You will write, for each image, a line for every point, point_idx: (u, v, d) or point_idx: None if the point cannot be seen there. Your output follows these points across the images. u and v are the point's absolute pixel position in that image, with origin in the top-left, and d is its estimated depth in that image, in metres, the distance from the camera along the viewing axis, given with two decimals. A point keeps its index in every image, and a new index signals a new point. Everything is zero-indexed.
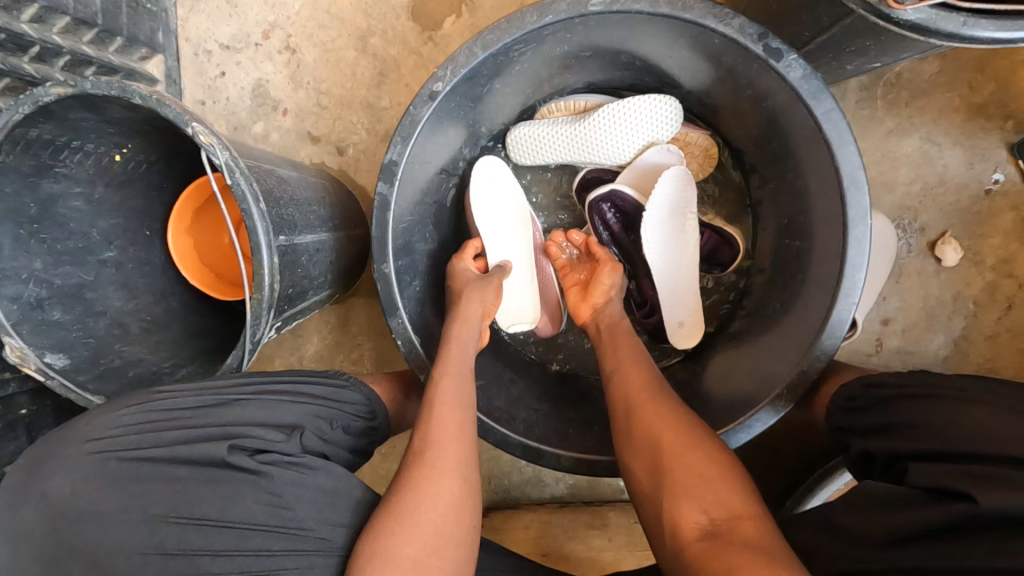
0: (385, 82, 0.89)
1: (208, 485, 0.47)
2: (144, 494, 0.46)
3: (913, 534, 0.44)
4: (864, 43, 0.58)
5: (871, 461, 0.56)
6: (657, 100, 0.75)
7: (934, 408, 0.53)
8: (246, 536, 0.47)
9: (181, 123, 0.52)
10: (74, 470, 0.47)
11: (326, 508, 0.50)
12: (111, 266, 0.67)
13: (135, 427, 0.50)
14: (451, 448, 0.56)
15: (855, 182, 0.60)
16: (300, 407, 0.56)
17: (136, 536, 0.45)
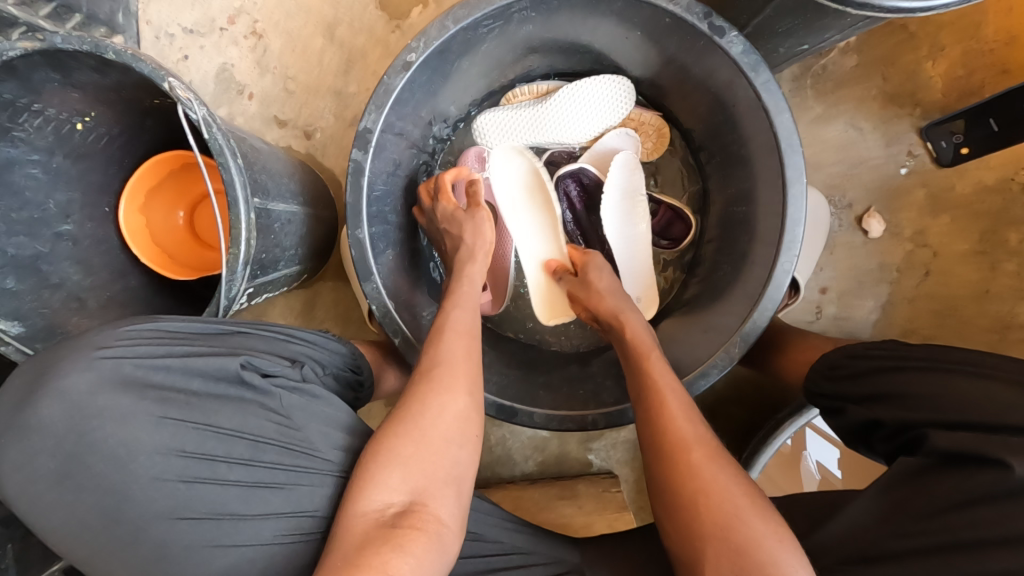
0: (352, 68, 0.90)
1: (224, 401, 0.49)
2: (164, 402, 0.48)
3: (950, 504, 0.43)
4: (793, 22, 0.60)
5: (873, 428, 0.54)
6: (610, 81, 0.76)
7: (922, 377, 0.51)
8: (259, 449, 0.49)
9: (157, 78, 0.52)
10: (91, 372, 0.46)
11: (333, 433, 0.52)
12: (67, 240, 0.68)
13: (143, 338, 0.50)
14: (454, 366, 0.56)
15: (792, 147, 0.61)
16: (301, 346, 0.57)
17: (157, 440, 0.47)
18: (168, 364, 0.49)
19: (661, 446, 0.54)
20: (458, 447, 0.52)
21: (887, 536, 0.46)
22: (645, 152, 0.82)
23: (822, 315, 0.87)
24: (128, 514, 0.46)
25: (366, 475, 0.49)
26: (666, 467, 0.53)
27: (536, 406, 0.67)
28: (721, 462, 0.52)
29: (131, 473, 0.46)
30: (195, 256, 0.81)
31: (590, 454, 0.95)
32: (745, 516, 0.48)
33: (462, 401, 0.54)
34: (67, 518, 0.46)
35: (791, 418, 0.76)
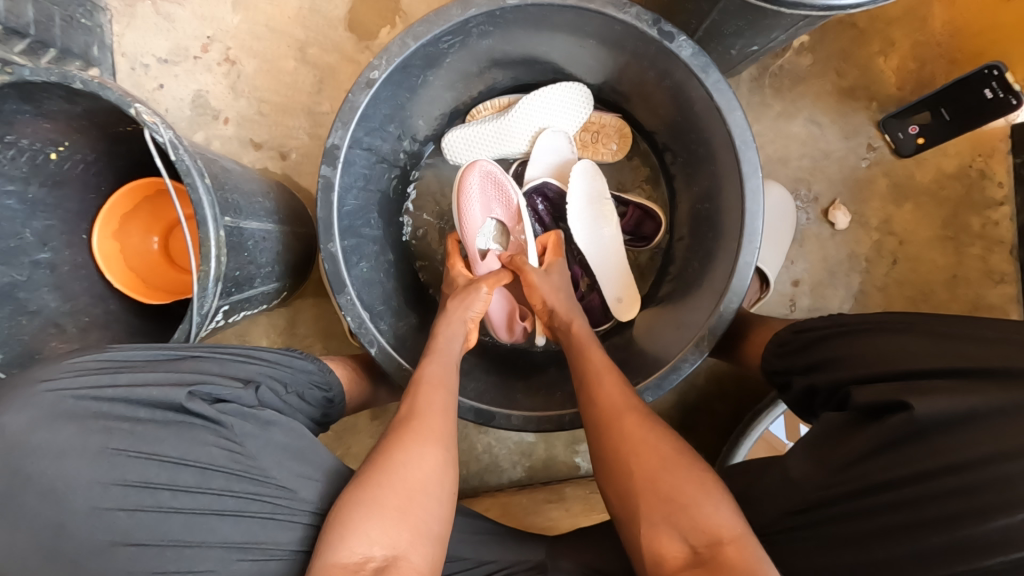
0: (324, 88, 0.92)
1: (170, 428, 0.48)
2: (104, 433, 0.46)
3: (865, 453, 0.47)
4: (738, 24, 0.62)
5: (814, 396, 0.57)
6: (567, 87, 0.78)
7: (852, 341, 0.55)
8: (207, 476, 0.48)
9: (123, 104, 0.53)
10: (29, 407, 0.46)
11: (287, 457, 0.51)
12: (44, 267, 0.69)
13: (88, 370, 0.49)
14: (436, 418, 0.57)
15: (746, 143, 0.63)
16: (257, 368, 0.57)
17: (94, 472, 0.45)
18: (112, 394, 0.48)
19: (603, 421, 0.58)
20: (437, 496, 0.52)
21: (814, 489, 0.49)
22: (611, 152, 0.83)
23: (796, 307, 0.88)
24: (66, 548, 0.44)
25: (341, 524, 0.48)
26: (606, 439, 0.57)
27: (514, 409, 0.68)
28: (656, 427, 0.56)
29: (66, 507, 0.44)
30: (169, 279, 0.82)
31: (578, 457, 0.95)
32: (675, 471, 0.52)
33: (439, 454, 0.54)
34: (2, 557, 0.44)
35: (769, 407, 0.78)
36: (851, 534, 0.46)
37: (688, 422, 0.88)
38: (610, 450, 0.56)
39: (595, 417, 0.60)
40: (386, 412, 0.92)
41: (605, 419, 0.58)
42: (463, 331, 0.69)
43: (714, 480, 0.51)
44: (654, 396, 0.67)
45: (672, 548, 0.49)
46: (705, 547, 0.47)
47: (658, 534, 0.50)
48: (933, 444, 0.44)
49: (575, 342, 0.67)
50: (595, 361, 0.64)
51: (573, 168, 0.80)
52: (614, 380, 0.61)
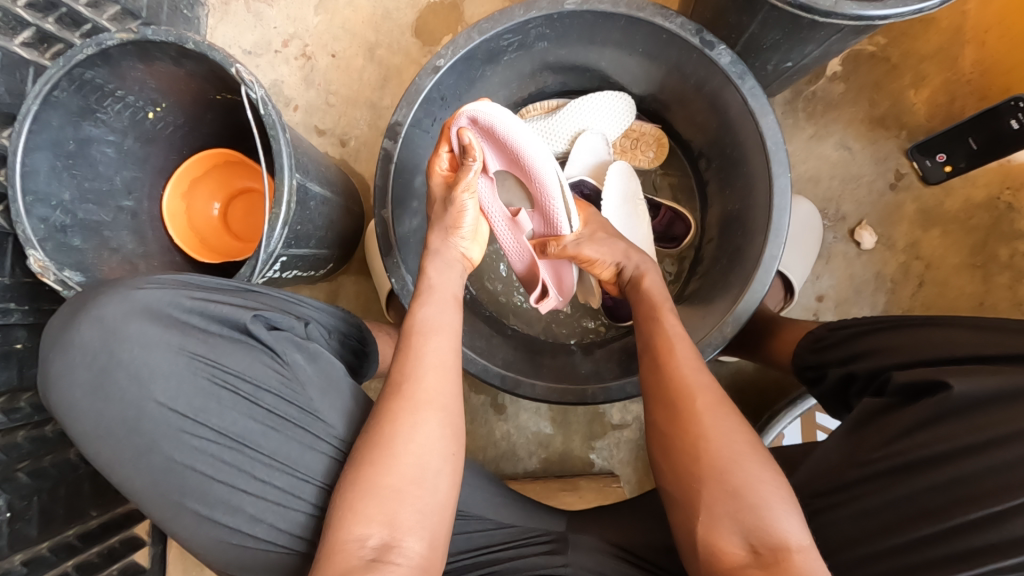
0: (387, 86, 1.01)
1: (236, 345, 0.52)
2: (184, 338, 0.51)
3: (906, 430, 0.48)
4: (776, 38, 0.68)
5: (850, 385, 0.58)
6: (612, 96, 0.85)
7: (890, 334, 0.56)
8: (259, 394, 0.51)
9: (226, 64, 0.61)
10: (125, 302, 0.50)
11: (332, 390, 0.53)
12: (127, 213, 0.77)
13: (170, 282, 0.53)
14: (429, 379, 0.54)
15: (777, 145, 0.68)
16: (310, 309, 0.58)
17: (171, 372, 0.50)
18: (191, 306, 0.52)
19: (671, 396, 0.55)
20: (433, 469, 0.51)
21: (848, 467, 0.50)
22: (648, 159, 0.89)
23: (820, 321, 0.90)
24: (142, 430, 0.49)
25: (345, 504, 0.49)
26: (673, 414, 0.55)
27: (538, 379, 0.71)
28: (727, 415, 0.53)
29: (146, 395, 0.49)
30: (224, 245, 0.89)
31: (593, 453, 0.96)
32: (744, 463, 0.50)
33: (434, 424, 0.52)
34: (93, 424, 0.49)
35: (788, 407, 0.77)
36: (888, 511, 0.47)
37: None
38: (674, 428, 0.54)
39: (662, 393, 0.57)
40: None
41: (674, 398, 0.55)
42: (460, 263, 0.65)
43: (782, 485, 0.49)
44: None
45: (727, 542, 0.48)
46: (768, 550, 0.46)
47: (711, 521, 0.49)
48: (968, 420, 0.45)
49: (647, 311, 0.64)
50: (669, 334, 0.60)
51: (609, 167, 0.85)
52: (691, 358, 0.58)
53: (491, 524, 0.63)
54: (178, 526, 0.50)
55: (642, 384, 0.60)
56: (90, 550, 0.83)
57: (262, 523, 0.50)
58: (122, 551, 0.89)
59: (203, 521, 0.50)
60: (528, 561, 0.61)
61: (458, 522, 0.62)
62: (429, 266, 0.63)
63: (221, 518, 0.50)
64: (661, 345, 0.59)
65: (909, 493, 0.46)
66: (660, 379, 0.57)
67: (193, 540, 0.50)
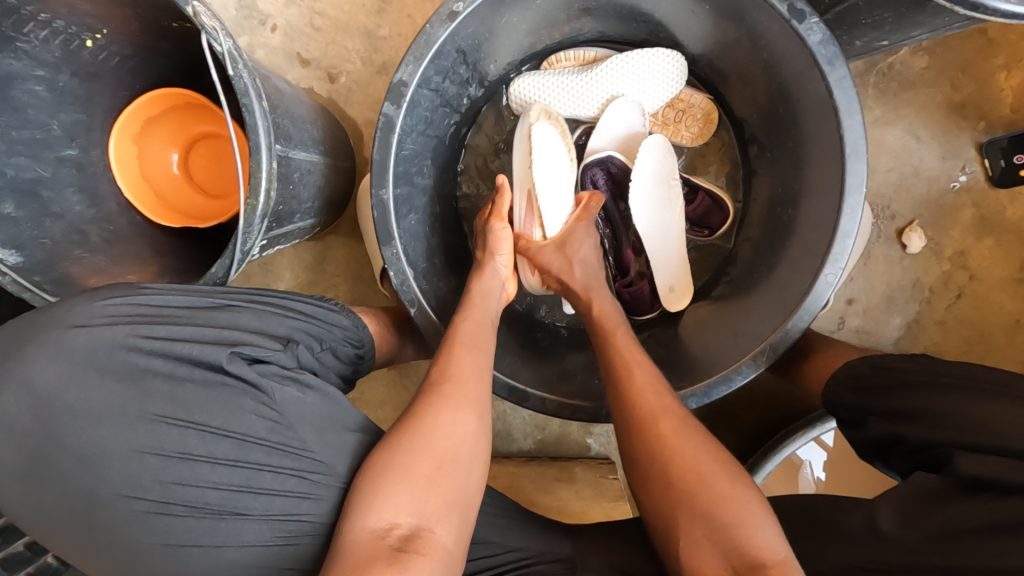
0: (386, 9, 0.83)
1: (209, 391, 0.43)
2: (143, 391, 0.41)
3: (958, 524, 0.47)
4: (881, 15, 0.55)
5: (893, 443, 0.56)
6: (662, 55, 0.70)
7: (950, 399, 0.53)
8: (244, 450, 0.42)
9: (181, 0, 0.45)
10: (60, 356, 0.41)
11: (330, 427, 0.46)
12: (70, 165, 0.64)
13: (118, 316, 0.44)
14: (468, 380, 0.51)
15: (857, 153, 0.57)
16: (297, 323, 0.50)
17: (130, 438, 0.41)
18: (150, 347, 0.42)
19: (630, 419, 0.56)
20: (467, 467, 0.47)
21: (897, 550, 0.49)
22: (689, 137, 0.77)
23: (844, 327, 0.85)
24: (100, 515, 0.41)
25: (369, 485, 0.44)
26: (636, 440, 0.56)
27: (549, 394, 0.65)
28: (690, 432, 0.54)
29: (100, 471, 0.40)
30: (186, 202, 0.77)
31: (590, 438, 0.94)
32: (712, 481, 0.51)
33: (470, 420, 0.49)
34: (39, 511, 0.41)
35: (805, 428, 0.77)
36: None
37: (712, 425, 0.86)
38: (636, 447, 0.55)
39: (624, 416, 0.57)
40: (407, 367, 0.88)
41: (631, 419, 0.56)
42: (500, 289, 0.65)
43: (753, 497, 0.50)
44: (699, 403, 0.63)
45: (708, 564, 0.49)
46: (745, 567, 0.46)
47: (691, 535, 0.50)
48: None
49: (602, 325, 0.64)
50: (620, 350, 0.61)
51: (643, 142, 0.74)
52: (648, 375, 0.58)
53: (500, 549, 0.59)
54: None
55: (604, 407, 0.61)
56: None
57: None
58: None
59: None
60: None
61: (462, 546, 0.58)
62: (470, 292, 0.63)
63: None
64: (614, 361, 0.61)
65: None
66: (618, 401, 0.58)
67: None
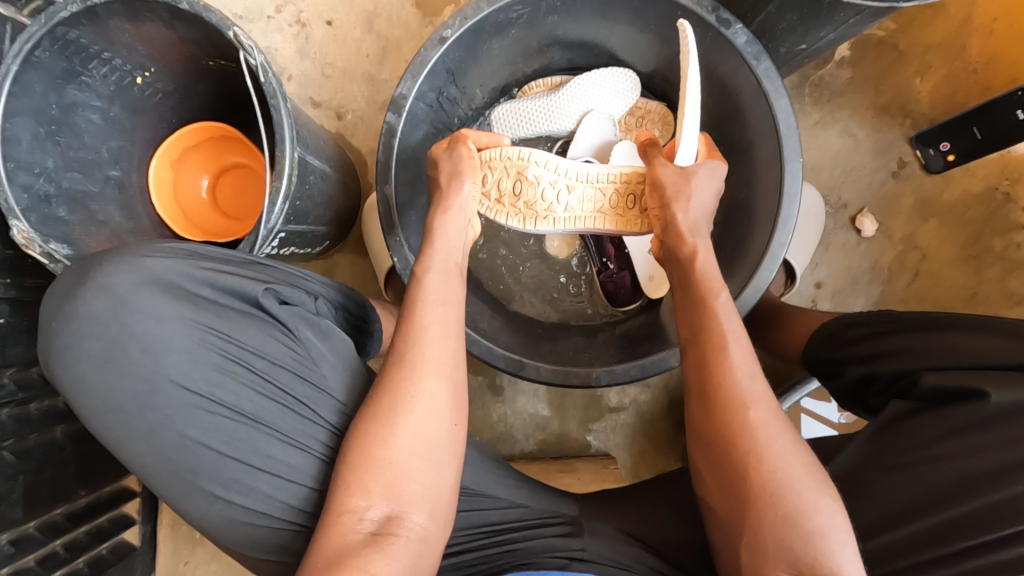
0: (386, 58, 0.98)
1: (249, 319, 0.50)
2: (196, 309, 0.49)
3: (937, 437, 0.49)
4: (792, 19, 0.67)
5: (871, 384, 0.58)
6: (617, 73, 0.83)
7: (916, 333, 0.56)
8: (274, 372, 0.50)
9: (223, 28, 0.58)
10: (132, 270, 0.48)
11: (345, 369, 0.53)
12: (114, 184, 0.73)
13: (177, 251, 0.51)
14: (435, 350, 0.53)
15: (789, 130, 0.67)
16: (314, 283, 0.56)
17: (181, 350, 0.48)
18: (204, 278, 0.50)
19: (717, 408, 0.52)
20: (436, 442, 0.50)
21: (880, 471, 0.51)
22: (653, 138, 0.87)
23: (817, 309, 0.91)
24: (153, 406, 0.48)
25: (349, 473, 0.48)
26: (722, 435, 0.51)
27: (542, 363, 0.71)
28: (781, 431, 0.50)
29: (158, 370, 0.48)
30: (213, 222, 0.87)
31: (589, 436, 0.97)
32: (796, 480, 0.48)
33: (438, 394, 0.51)
34: (101, 399, 0.48)
35: (787, 392, 0.83)
36: (915, 496, 0.49)
37: None
38: (721, 441, 0.51)
39: (710, 407, 0.53)
40: None
41: (724, 410, 0.52)
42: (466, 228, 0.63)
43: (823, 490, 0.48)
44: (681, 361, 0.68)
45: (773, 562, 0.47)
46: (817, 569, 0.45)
47: (759, 540, 0.48)
48: (1004, 433, 0.47)
49: (697, 297, 0.58)
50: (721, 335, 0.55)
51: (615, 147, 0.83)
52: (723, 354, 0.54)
53: (505, 505, 0.61)
54: (189, 506, 0.50)
55: (688, 383, 0.56)
56: (79, 528, 0.82)
57: (278, 504, 0.49)
58: (111, 530, 0.88)
59: (216, 502, 0.49)
60: (543, 543, 0.59)
61: (469, 502, 0.60)
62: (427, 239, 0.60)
63: (236, 499, 0.49)
64: (713, 341, 0.54)
65: (937, 491, 0.48)
66: (706, 386, 0.53)
67: (206, 520, 0.50)
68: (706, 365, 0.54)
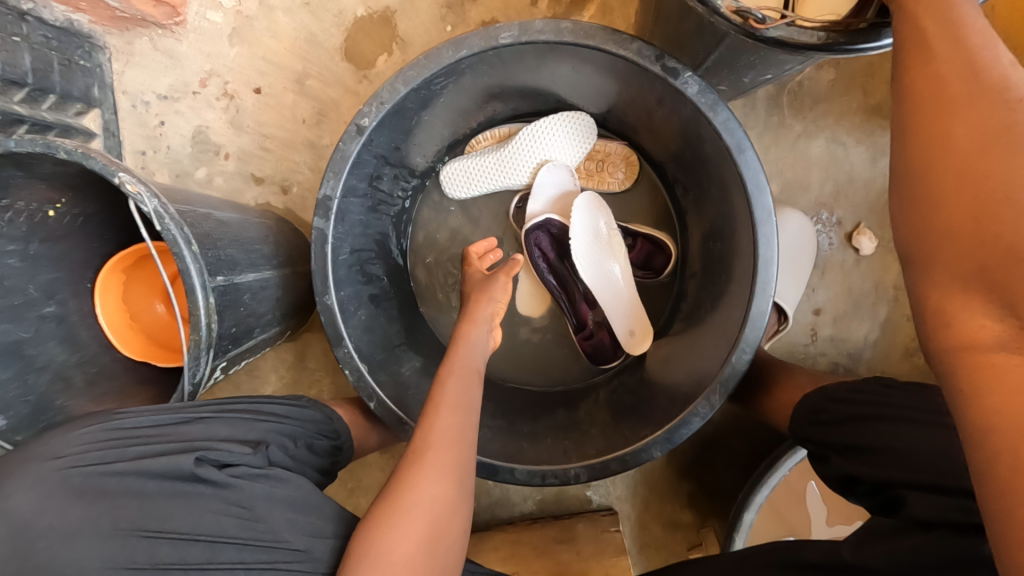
0: (324, 121, 0.90)
1: (177, 500, 0.47)
2: (116, 509, 0.45)
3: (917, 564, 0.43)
4: (750, 59, 0.58)
5: (855, 482, 0.53)
6: (568, 119, 0.75)
7: (907, 435, 0.51)
8: (216, 549, 0.46)
9: (107, 174, 0.52)
10: (36, 486, 0.45)
11: (301, 519, 0.50)
12: (51, 321, 0.70)
13: (96, 443, 0.49)
14: (451, 451, 0.52)
15: (758, 185, 0.59)
16: (268, 425, 0.58)
17: (107, 554, 0.44)
18: (122, 467, 0.47)
19: (932, 123, 0.37)
20: (442, 541, 0.49)
21: None
22: (618, 181, 0.80)
23: (818, 338, 0.83)
24: None
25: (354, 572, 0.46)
26: (949, 172, 0.35)
27: (517, 461, 0.66)
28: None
29: None
30: (164, 328, 0.81)
31: (590, 491, 0.93)
32: None
33: (449, 490, 0.50)
34: None
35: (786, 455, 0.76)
36: None
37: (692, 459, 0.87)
38: (942, 216, 0.36)
39: (932, 214, 0.36)
40: (397, 447, 0.91)
41: (961, 223, 0.34)
42: (485, 336, 0.66)
43: None
44: (664, 449, 0.63)
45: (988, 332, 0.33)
46: None
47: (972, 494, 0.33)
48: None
49: (941, 53, 0.38)
50: (1009, 164, 0.33)
51: (575, 201, 0.76)
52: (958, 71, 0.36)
53: None
54: None
55: (909, 136, 0.38)
56: None
57: None
58: None
59: None
60: None
61: None
62: (465, 327, 0.66)
63: None
64: (936, 53, 0.38)
65: None
66: (921, 108, 0.38)
67: None
68: (975, 165, 0.34)
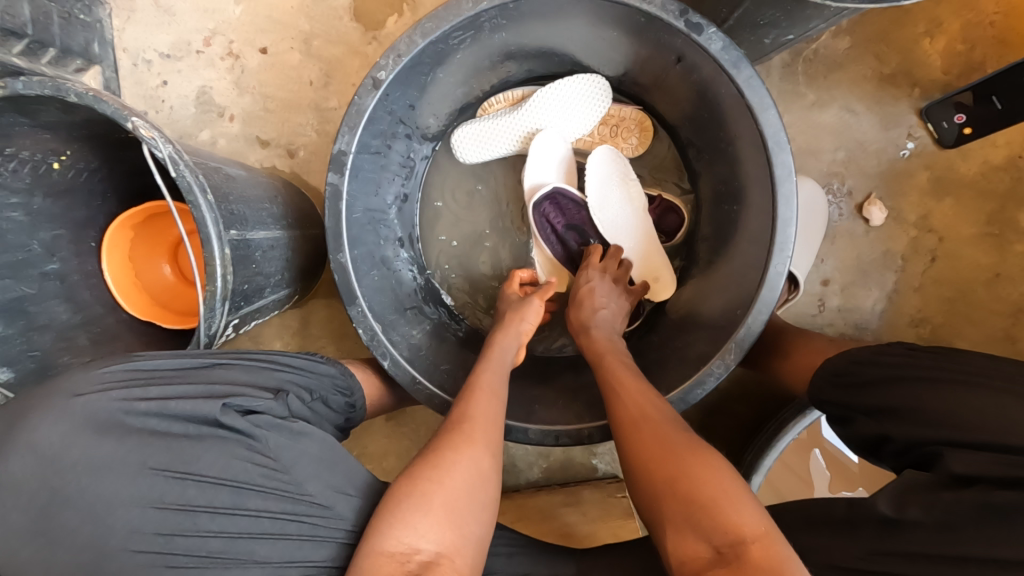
0: (330, 83, 0.89)
1: (205, 443, 0.47)
2: (140, 448, 0.46)
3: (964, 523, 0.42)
4: (774, 14, 0.58)
5: (884, 443, 0.52)
6: (583, 81, 0.74)
7: (937, 395, 0.50)
8: (240, 495, 0.47)
9: (120, 118, 0.51)
10: (62, 420, 0.45)
11: (324, 472, 0.50)
12: (54, 278, 0.69)
13: (118, 379, 0.49)
14: (487, 429, 0.54)
15: (779, 145, 0.58)
16: (288, 373, 0.57)
17: (133, 491, 0.45)
18: (148, 408, 0.47)
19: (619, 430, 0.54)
20: (479, 500, 0.49)
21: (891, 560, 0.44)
22: (630, 147, 0.80)
23: (825, 308, 0.84)
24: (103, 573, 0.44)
25: (390, 513, 0.47)
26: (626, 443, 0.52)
27: (530, 422, 0.67)
28: (745, 500, 0.44)
29: (107, 531, 0.44)
30: (167, 287, 0.81)
31: (595, 459, 0.94)
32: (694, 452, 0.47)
33: (487, 460, 0.52)
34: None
35: (796, 419, 0.76)
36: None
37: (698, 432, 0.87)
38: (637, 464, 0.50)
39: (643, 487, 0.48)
40: (403, 414, 0.91)
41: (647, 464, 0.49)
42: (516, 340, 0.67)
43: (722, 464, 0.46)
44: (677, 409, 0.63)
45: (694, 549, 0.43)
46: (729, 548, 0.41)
47: None
48: None
49: None
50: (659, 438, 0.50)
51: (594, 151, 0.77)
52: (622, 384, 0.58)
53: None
54: None
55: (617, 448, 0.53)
56: None
57: None
58: None
59: None
60: None
61: None
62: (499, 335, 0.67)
63: None
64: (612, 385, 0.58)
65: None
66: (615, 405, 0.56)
67: None
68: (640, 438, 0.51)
